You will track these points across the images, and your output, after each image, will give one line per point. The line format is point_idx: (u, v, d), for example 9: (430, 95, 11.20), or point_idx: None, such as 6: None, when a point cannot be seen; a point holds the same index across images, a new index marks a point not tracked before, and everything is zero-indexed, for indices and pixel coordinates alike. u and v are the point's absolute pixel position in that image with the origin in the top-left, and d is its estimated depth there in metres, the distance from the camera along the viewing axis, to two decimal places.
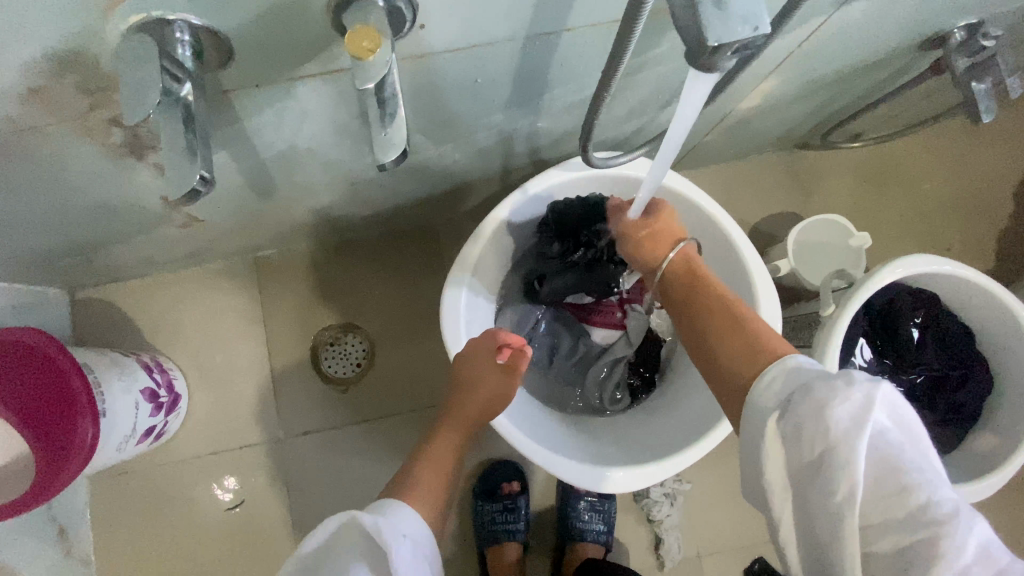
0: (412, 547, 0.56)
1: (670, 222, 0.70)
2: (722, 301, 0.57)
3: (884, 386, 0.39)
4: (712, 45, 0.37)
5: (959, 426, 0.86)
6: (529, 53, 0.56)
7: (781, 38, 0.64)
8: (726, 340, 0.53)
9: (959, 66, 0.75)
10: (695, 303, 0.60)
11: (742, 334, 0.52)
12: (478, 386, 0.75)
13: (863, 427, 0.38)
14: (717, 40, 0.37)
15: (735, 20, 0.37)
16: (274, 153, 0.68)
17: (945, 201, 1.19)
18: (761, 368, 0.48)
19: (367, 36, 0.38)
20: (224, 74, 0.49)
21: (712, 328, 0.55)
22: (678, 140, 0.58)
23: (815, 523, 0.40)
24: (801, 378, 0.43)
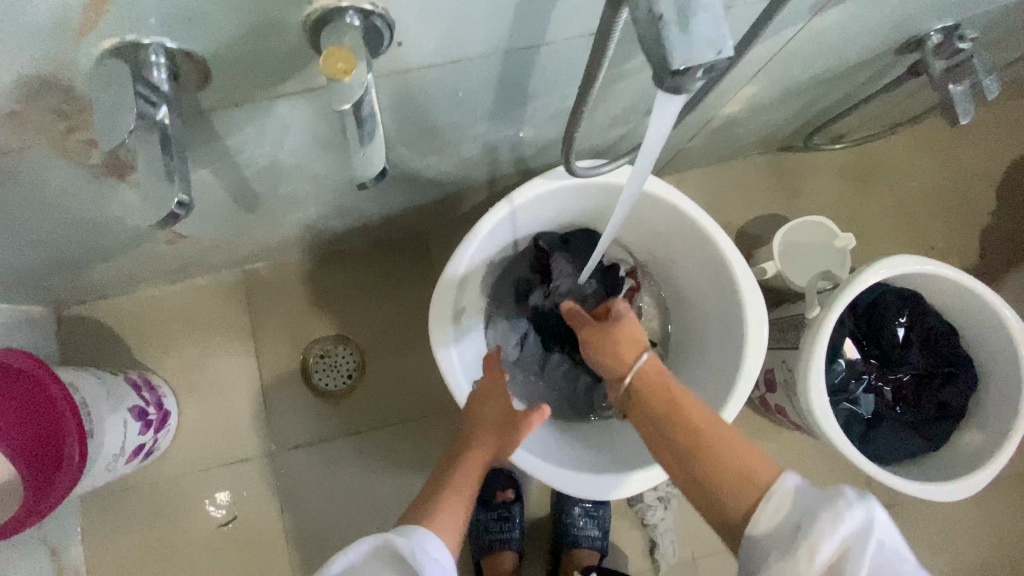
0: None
1: (630, 328, 0.68)
2: (698, 428, 0.57)
3: (877, 505, 0.47)
4: (680, 67, 0.37)
5: (947, 423, 0.86)
6: (509, 67, 0.56)
7: (759, 45, 0.64)
8: (710, 469, 0.55)
9: (937, 68, 0.75)
10: (674, 429, 0.58)
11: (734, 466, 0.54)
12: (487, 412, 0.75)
13: (868, 543, 0.45)
14: (683, 62, 0.37)
15: (699, 44, 0.37)
16: (257, 168, 0.68)
17: (928, 200, 1.21)
18: (756, 500, 0.52)
19: (341, 57, 0.38)
20: (202, 94, 0.49)
21: (699, 458, 0.56)
22: (656, 149, 0.60)
23: None
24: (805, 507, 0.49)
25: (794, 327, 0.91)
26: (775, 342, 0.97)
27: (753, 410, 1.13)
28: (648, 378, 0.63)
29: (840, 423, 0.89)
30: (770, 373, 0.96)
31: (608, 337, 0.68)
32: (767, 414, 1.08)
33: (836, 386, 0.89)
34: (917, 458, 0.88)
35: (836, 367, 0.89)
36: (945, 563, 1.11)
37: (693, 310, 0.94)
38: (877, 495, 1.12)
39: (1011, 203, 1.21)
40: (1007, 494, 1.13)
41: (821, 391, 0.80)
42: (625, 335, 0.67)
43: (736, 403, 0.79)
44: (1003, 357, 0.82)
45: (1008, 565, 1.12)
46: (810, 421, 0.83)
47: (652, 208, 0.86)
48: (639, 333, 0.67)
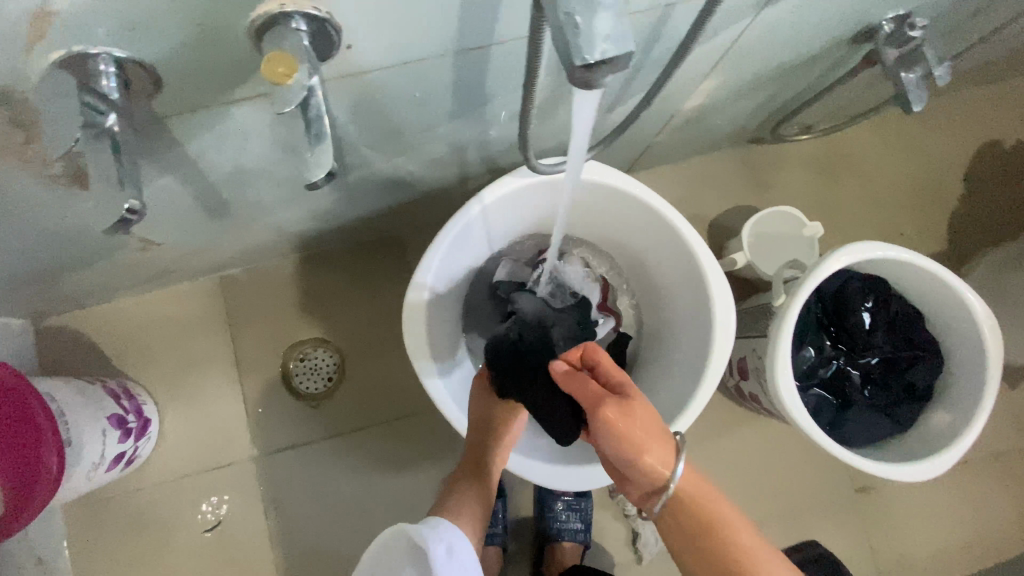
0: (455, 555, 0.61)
1: (654, 418, 0.57)
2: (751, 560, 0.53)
3: None
4: (589, 61, 0.38)
5: (913, 405, 0.88)
6: (463, 67, 0.57)
7: (713, 38, 0.66)
8: None
9: (890, 57, 0.77)
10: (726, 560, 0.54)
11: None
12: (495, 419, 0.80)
13: None
14: (591, 56, 0.38)
15: (597, 37, 0.38)
16: (222, 174, 0.68)
17: (897, 187, 1.23)
18: None
19: (282, 62, 0.39)
20: (156, 101, 0.49)
21: None
22: (582, 146, 0.61)
23: None
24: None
25: (763, 316, 0.92)
26: (745, 330, 0.98)
27: (730, 399, 1.15)
28: (683, 494, 0.57)
29: (810, 408, 0.90)
30: (742, 361, 0.98)
31: (643, 438, 0.56)
32: (740, 400, 1.11)
33: (803, 372, 0.91)
34: (886, 440, 0.90)
35: (802, 355, 0.91)
36: (923, 543, 1.13)
37: (663, 302, 0.96)
38: (854, 479, 1.14)
39: (979, 189, 1.24)
40: (980, 473, 1.16)
41: (787, 376, 0.81)
42: (657, 436, 0.56)
43: (705, 391, 0.80)
44: (965, 338, 0.84)
45: (985, 544, 1.14)
46: (778, 406, 0.85)
47: (620, 203, 0.88)
48: (668, 431, 0.57)
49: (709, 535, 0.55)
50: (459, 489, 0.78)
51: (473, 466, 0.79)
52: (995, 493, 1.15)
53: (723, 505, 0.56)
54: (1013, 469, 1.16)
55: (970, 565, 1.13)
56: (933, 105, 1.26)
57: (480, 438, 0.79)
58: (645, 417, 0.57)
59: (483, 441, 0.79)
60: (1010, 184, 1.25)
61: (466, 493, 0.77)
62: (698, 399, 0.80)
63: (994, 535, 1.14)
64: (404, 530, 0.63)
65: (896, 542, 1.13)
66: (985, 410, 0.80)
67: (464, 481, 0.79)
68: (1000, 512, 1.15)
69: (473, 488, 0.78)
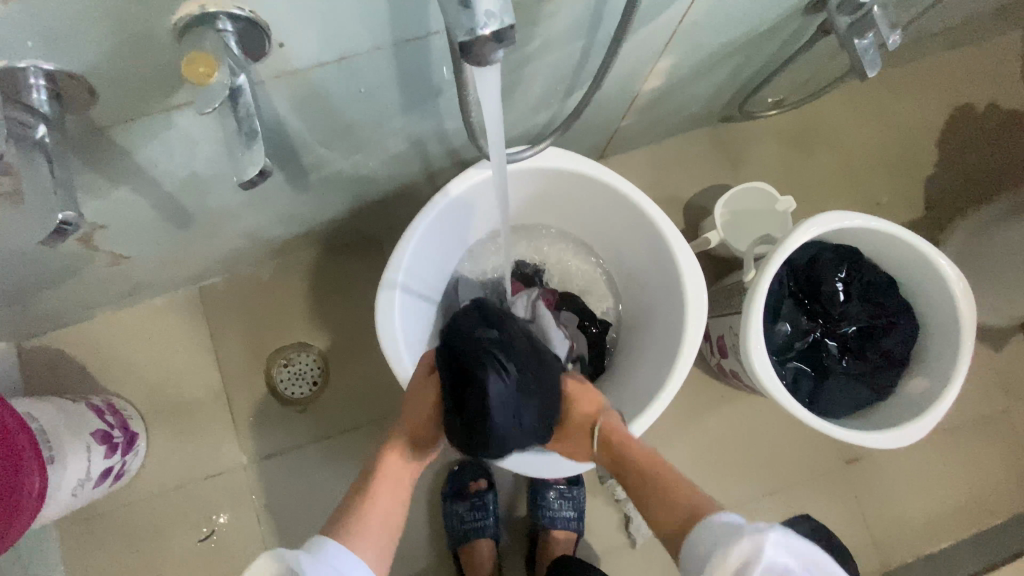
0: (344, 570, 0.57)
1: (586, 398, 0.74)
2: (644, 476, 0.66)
3: (770, 535, 0.51)
4: (480, 33, 0.40)
5: (890, 372, 0.88)
6: (404, 59, 0.57)
7: (657, 16, 0.66)
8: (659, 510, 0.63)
9: (842, 25, 0.76)
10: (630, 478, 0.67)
11: (674, 491, 0.64)
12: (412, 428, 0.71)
13: (760, 555, 0.50)
14: (485, 28, 0.40)
15: (478, 15, 0.40)
16: (179, 182, 0.68)
17: (870, 157, 1.23)
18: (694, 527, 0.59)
19: (203, 61, 0.39)
20: (94, 111, 0.49)
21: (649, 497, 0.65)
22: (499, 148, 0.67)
23: None
24: (716, 539, 0.55)
25: (737, 292, 0.93)
26: (722, 307, 0.98)
27: (715, 378, 1.15)
28: (609, 451, 0.70)
29: (788, 381, 0.91)
30: (721, 339, 0.98)
31: (575, 433, 0.72)
32: (723, 378, 1.11)
33: (779, 346, 0.90)
34: (866, 409, 0.90)
35: (778, 330, 0.90)
36: (916, 510, 1.13)
37: (637, 286, 0.96)
38: (843, 450, 1.15)
39: (953, 152, 1.24)
40: (968, 436, 1.16)
41: (761, 349, 0.82)
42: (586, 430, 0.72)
43: (680, 369, 0.80)
44: (938, 301, 0.84)
45: (980, 507, 1.14)
46: (755, 380, 0.85)
47: (584, 189, 0.88)
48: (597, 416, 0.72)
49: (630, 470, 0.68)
50: (370, 497, 0.66)
51: (386, 480, 0.68)
52: (985, 455, 1.15)
53: (633, 441, 0.69)
54: (1002, 430, 1.16)
55: (964, 528, 1.13)
56: (901, 73, 1.26)
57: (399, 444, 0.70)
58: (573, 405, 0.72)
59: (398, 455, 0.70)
60: (983, 147, 1.25)
61: (374, 509, 0.65)
62: (674, 378, 0.80)
63: (986, 497, 1.14)
64: (272, 557, 0.54)
65: (888, 510, 1.13)
66: (963, 372, 0.80)
67: (380, 485, 0.68)
68: (992, 473, 1.15)
69: (387, 498, 0.67)
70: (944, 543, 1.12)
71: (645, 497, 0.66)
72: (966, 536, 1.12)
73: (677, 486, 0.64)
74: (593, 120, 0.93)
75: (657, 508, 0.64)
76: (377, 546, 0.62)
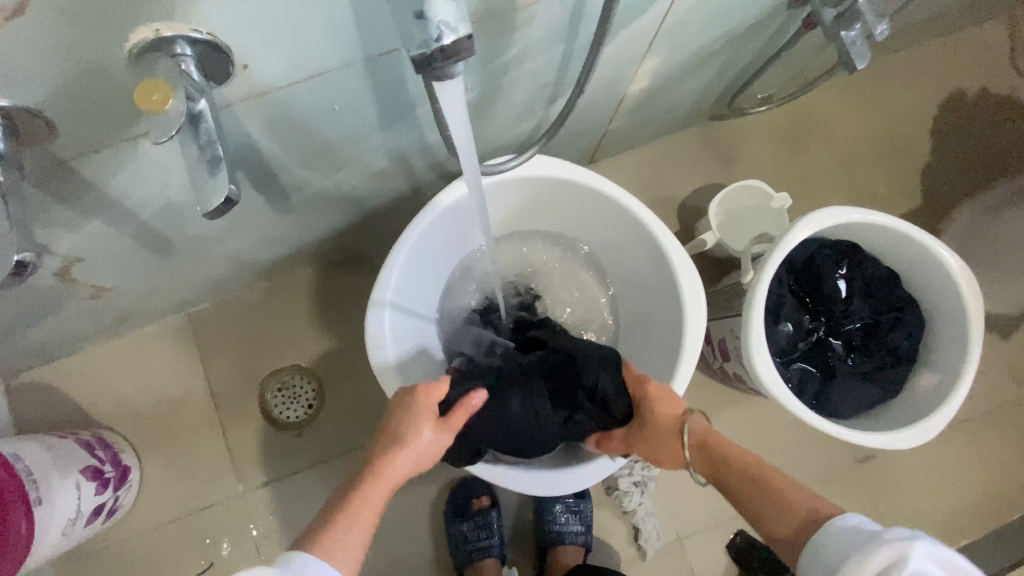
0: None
1: (659, 413, 0.71)
2: (750, 475, 0.64)
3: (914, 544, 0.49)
4: (440, 44, 0.40)
5: (899, 369, 0.85)
6: (377, 75, 0.55)
7: (636, 21, 0.65)
8: (772, 508, 0.61)
9: (827, 17, 0.73)
10: (743, 485, 0.64)
11: (791, 505, 0.60)
12: (421, 439, 0.65)
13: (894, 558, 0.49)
14: (442, 41, 0.39)
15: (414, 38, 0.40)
16: (154, 209, 0.66)
17: (865, 148, 1.21)
18: (814, 530, 0.57)
19: (156, 89, 0.39)
20: (54, 145, 0.48)
21: (756, 505, 0.63)
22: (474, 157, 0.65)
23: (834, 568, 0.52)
24: (847, 540, 0.53)
25: (736, 294, 0.90)
26: (721, 310, 0.96)
27: (718, 382, 1.13)
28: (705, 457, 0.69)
29: (794, 383, 0.87)
30: (722, 342, 0.95)
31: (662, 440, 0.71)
32: (725, 380, 1.08)
33: (782, 348, 0.88)
34: (876, 408, 0.87)
35: (780, 330, 0.88)
36: (933, 509, 1.10)
37: (633, 292, 0.93)
38: (855, 449, 1.12)
39: (949, 139, 1.22)
40: (982, 429, 1.13)
41: (763, 352, 0.79)
42: (670, 434, 0.71)
43: (685, 374, 0.77)
44: (944, 296, 0.82)
45: (999, 503, 1.11)
46: (758, 384, 0.82)
47: (573, 195, 0.85)
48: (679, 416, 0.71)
49: (728, 483, 0.66)
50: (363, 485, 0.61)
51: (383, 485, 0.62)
52: (1000, 448, 1.13)
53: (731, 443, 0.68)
54: (1016, 421, 1.14)
55: (983, 524, 1.10)
56: (890, 63, 1.25)
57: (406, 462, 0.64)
58: (653, 416, 0.72)
59: (398, 465, 0.64)
60: (979, 133, 1.23)
61: (356, 514, 0.58)
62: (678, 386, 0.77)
63: (1004, 491, 1.11)
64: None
65: (905, 508, 1.10)
66: (973, 367, 0.77)
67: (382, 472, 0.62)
68: (1008, 465, 1.12)
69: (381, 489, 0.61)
70: (964, 541, 1.09)
71: (749, 504, 0.63)
72: (985, 533, 1.09)
73: (795, 494, 0.61)
74: (580, 125, 0.91)
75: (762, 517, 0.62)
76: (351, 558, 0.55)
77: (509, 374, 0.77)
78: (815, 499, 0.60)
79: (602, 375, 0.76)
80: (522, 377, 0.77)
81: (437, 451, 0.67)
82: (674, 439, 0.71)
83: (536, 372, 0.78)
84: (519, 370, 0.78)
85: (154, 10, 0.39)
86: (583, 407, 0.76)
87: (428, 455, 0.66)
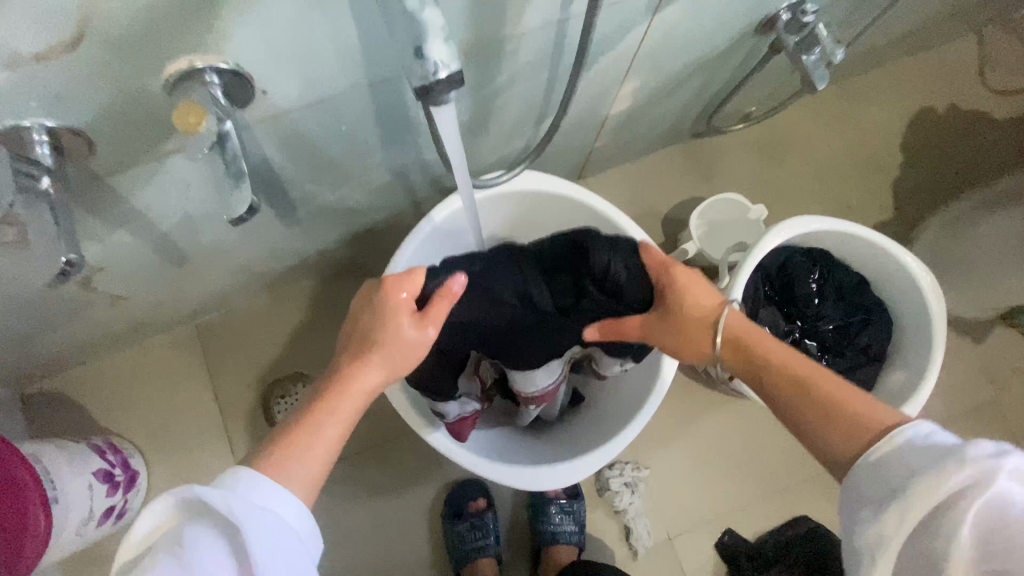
0: (296, 536, 0.49)
1: (695, 298, 0.66)
2: (800, 379, 0.59)
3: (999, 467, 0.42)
4: (434, 78, 0.45)
5: (870, 368, 0.91)
6: (380, 98, 0.61)
7: (615, 48, 0.72)
8: (825, 415, 0.56)
9: (790, 43, 0.81)
10: (789, 386, 0.59)
11: (855, 416, 0.54)
12: (400, 335, 0.60)
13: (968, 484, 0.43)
14: (438, 74, 0.45)
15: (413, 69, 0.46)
16: (174, 221, 0.71)
17: (839, 163, 1.28)
18: (870, 439, 0.52)
19: (192, 113, 0.46)
20: (91, 162, 0.53)
21: (806, 410, 0.57)
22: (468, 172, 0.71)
23: (894, 492, 0.47)
24: (912, 456, 0.48)
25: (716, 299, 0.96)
26: None
27: (704, 385, 1.17)
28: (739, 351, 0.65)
29: None
30: None
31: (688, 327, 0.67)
32: (710, 384, 1.13)
33: None
34: None
35: None
36: None
37: None
38: None
39: (918, 154, 1.30)
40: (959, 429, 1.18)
41: None
42: (702, 320, 0.66)
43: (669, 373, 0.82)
44: (909, 298, 0.88)
45: None
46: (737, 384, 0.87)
47: (561, 207, 0.91)
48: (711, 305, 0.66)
49: (767, 376, 0.62)
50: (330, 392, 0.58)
51: (354, 398, 0.58)
52: None
53: (768, 339, 0.64)
54: (992, 421, 1.18)
55: None
56: (861, 83, 1.33)
57: (380, 364, 0.59)
58: (687, 301, 0.66)
59: (376, 368, 0.59)
60: (946, 147, 1.30)
61: (319, 427, 0.55)
62: (662, 385, 0.81)
63: None
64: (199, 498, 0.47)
65: None
66: (937, 364, 0.82)
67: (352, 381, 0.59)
68: None
69: (353, 400, 0.58)
70: None
71: (793, 405, 0.59)
72: None
73: (862, 406, 0.54)
74: (567, 142, 0.97)
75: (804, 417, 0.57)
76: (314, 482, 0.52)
77: (505, 266, 0.67)
78: (882, 408, 0.54)
79: (612, 256, 0.66)
80: (517, 269, 0.66)
81: (420, 347, 0.61)
82: (704, 329, 0.67)
83: (534, 261, 0.67)
84: (517, 262, 0.67)
85: (188, 47, 0.45)
86: (589, 294, 0.67)
87: (413, 353, 0.61)
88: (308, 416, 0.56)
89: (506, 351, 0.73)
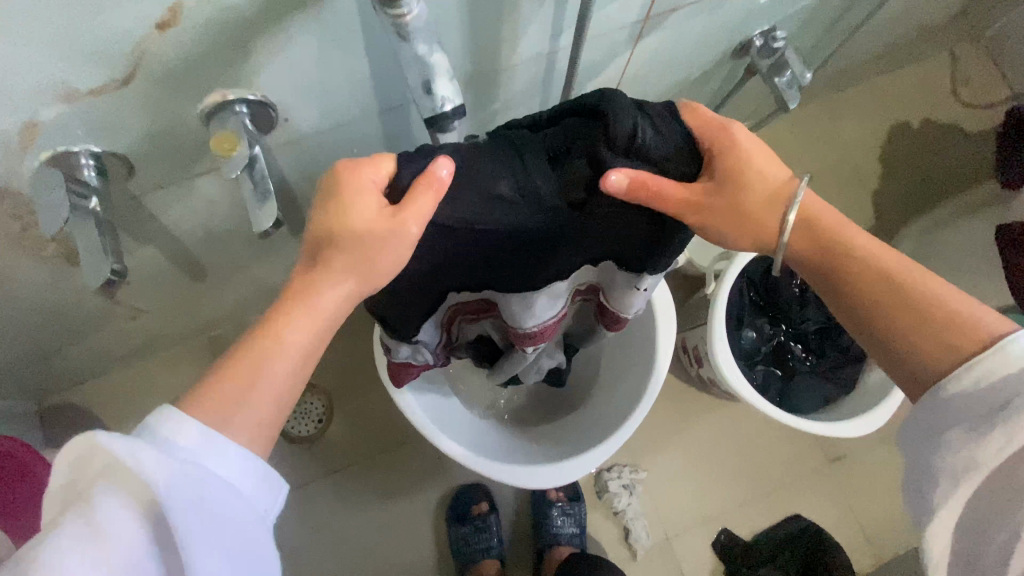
0: (234, 493, 0.44)
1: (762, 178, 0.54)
2: (889, 279, 0.54)
3: None
4: (439, 110, 0.51)
5: (851, 366, 0.96)
6: (388, 123, 0.68)
7: (600, 75, 0.78)
8: (922, 317, 0.52)
9: (763, 66, 0.88)
10: (877, 285, 0.54)
11: (949, 320, 0.51)
12: (375, 236, 0.48)
13: None
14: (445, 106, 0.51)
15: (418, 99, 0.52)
16: (196, 237, 0.77)
17: (820, 175, 1.35)
18: (971, 350, 0.49)
19: (227, 140, 0.52)
20: (129, 183, 0.59)
21: (899, 314, 0.53)
22: None
23: (996, 412, 0.46)
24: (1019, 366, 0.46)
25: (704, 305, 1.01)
26: (692, 321, 1.07)
27: (697, 389, 1.22)
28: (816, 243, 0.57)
29: (759, 382, 0.97)
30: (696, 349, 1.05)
31: (752, 210, 0.55)
32: (704, 387, 1.18)
33: (747, 352, 0.98)
34: (834, 403, 0.97)
35: (744, 336, 0.99)
36: None
37: None
38: (828, 449, 1.20)
39: (895, 165, 1.36)
40: None
41: (726, 353, 0.90)
42: (767, 206, 0.55)
43: (660, 374, 0.87)
44: None
45: None
46: (725, 383, 0.92)
47: None
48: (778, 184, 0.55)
49: (852, 274, 0.55)
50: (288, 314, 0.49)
51: (309, 317, 0.50)
52: None
53: (842, 226, 0.57)
54: None
55: None
56: (840, 99, 1.40)
57: (349, 272, 0.50)
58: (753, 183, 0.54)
59: (342, 279, 0.50)
60: (922, 159, 1.37)
61: (270, 361, 0.48)
62: (653, 384, 0.87)
63: None
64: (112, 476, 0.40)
65: (878, 505, 1.18)
66: None
67: (311, 297, 0.50)
68: None
69: (309, 317, 0.50)
70: None
71: (884, 308, 0.54)
72: None
73: (949, 296, 0.52)
74: None
75: (896, 321, 0.53)
76: (261, 429, 0.47)
77: (493, 147, 0.49)
78: (970, 305, 0.52)
79: (639, 120, 0.48)
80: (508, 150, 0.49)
81: (403, 252, 0.49)
82: (772, 215, 0.56)
83: (535, 142, 0.50)
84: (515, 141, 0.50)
85: (223, 82, 0.51)
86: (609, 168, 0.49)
87: (386, 256, 0.49)
88: (251, 344, 0.49)
89: (496, 269, 0.58)
